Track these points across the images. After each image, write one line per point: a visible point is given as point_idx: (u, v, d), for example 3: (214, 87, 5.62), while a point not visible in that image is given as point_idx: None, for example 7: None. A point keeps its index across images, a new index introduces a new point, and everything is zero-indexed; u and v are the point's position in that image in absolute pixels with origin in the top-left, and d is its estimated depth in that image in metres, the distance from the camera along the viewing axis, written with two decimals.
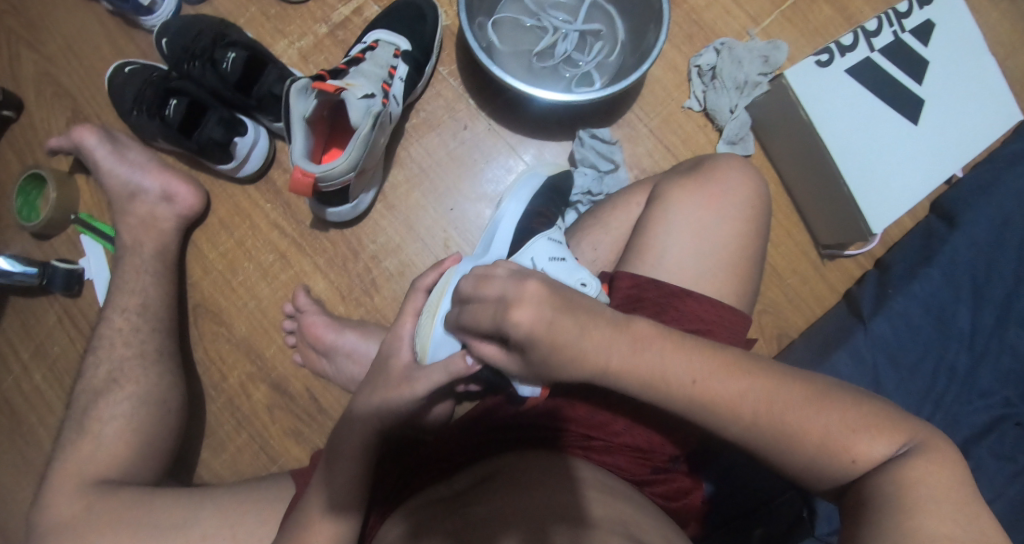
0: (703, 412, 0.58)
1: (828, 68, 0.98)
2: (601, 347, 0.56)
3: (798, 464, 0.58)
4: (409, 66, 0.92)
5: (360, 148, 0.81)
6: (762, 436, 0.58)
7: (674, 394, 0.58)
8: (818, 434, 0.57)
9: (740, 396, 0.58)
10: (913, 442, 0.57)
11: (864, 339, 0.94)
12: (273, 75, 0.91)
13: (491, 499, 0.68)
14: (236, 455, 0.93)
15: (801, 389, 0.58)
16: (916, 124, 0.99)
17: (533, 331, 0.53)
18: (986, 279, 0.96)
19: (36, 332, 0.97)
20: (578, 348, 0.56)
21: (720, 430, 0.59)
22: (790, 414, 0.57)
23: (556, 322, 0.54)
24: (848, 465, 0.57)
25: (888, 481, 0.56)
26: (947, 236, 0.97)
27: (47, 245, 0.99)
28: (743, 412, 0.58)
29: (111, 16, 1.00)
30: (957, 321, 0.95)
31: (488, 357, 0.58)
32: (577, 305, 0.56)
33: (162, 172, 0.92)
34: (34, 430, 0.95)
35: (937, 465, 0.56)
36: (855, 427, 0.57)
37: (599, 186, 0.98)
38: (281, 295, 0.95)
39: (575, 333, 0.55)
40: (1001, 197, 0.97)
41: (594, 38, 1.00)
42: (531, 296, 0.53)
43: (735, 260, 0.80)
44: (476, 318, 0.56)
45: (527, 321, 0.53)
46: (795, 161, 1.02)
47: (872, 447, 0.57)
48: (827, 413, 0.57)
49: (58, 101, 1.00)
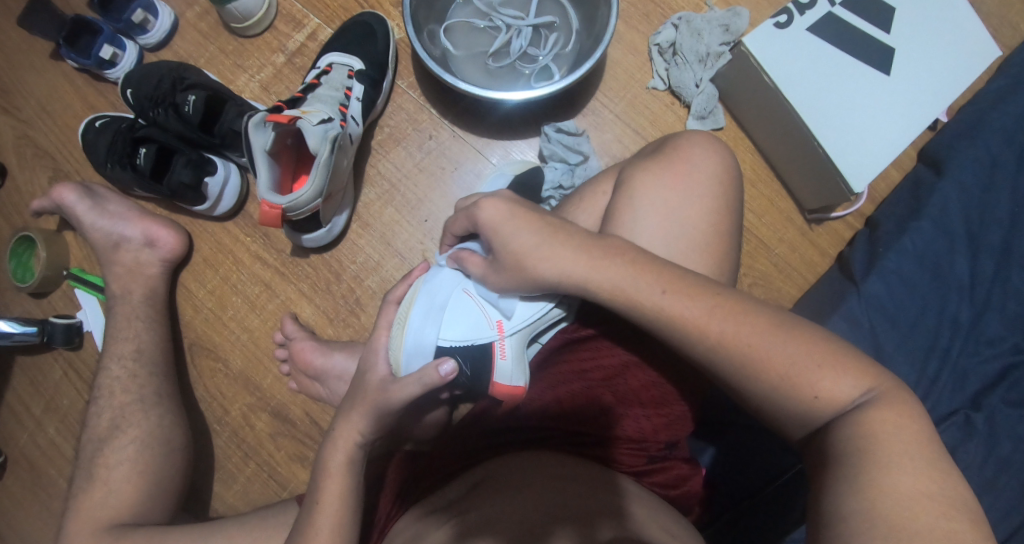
0: (670, 327, 0.61)
1: (788, 28, 0.96)
2: (560, 255, 0.65)
3: (766, 395, 0.58)
4: (364, 85, 0.93)
5: (323, 173, 0.83)
6: (726, 358, 0.58)
7: (641, 307, 0.62)
8: (784, 365, 0.57)
9: (707, 315, 0.59)
10: (876, 389, 0.55)
11: (859, 300, 0.92)
12: (233, 111, 0.93)
13: (481, 506, 0.69)
14: (247, 485, 0.95)
15: (768, 319, 0.59)
16: (888, 73, 0.97)
17: (495, 222, 0.67)
18: (979, 225, 0.94)
19: (45, 387, 1.01)
20: (540, 250, 0.65)
21: (689, 351, 0.61)
22: (753, 339, 0.58)
23: (519, 220, 0.66)
24: (812, 403, 0.56)
25: (850, 427, 0.55)
26: (936, 184, 0.95)
27: (45, 302, 1.02)
28: (710, 331, 0.59)
29: (77, 72, 1.02)
30: (954, 272, 0.93)
31: (473, 269, 0.71)
32: (550, 217, 0.68)
33: (141, 219, 0.94)
34: (54, 481, 0.99)
35: (904, 419, 0.54)
36: (824, 360, 0.56)
37: (570, 179, 0.98)
38: (271, 325, 0.97)
39: (534, 233, 0.66)
40: (986, 140, 0.95)
41: (548, 31, 1.00)
42: (498, 197, 0.67)
43: (707, 238, 0.79)
44: (457, 224, 0.71)
45: (491, 211, 0.67)
46: (764, 126, 1.02)
47: (835, 386, 0.55)
48: (795, 345, 0.57)
49: (38, 162, 1.02)
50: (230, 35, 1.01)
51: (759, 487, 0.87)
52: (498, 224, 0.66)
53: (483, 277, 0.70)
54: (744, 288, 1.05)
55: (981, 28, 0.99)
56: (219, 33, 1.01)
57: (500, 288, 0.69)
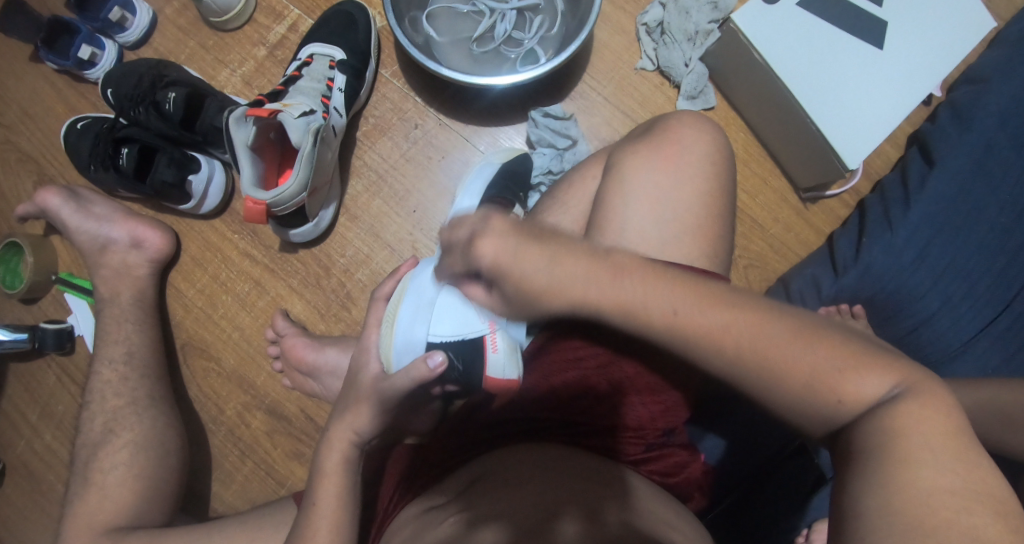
0: (684, 348, 0.52)
1: (777, 4, 0.94)
2: (580, 285, 0.52)
3: (785, 401, 0.51)
4: (347, 75, 0.91)
5: (307, 166, 0.81)
6: (745, 375, 0.51)
7: (655, 329, 0.52)
8: (805, 372, 0.49)
9: (725, 327, 0.51)
10: (904, 382, 0.48)
11: (852, 272, 0.89)
12: (214, 107, 0.92)
13: (482, 500, 0.67)
14: (244, 484, 0.94)
15: (787, 325, 0.51)
16: (881, 47, 0.94)
17: (498, 263, 0.51)
18: (984, 196, 0.89)
19: (39, 393, 1.00)
20: (554, 282, 0.51)
21: (705, 365, 0.52)
22: (772, 351, 0.50)
23: (524, 251, 0.51)
24: (834, 408, 0.49)
25: (882, 429, 0.47)
26: (939, 153, 0.91)
27: (36, 308, 1.01)
28: (728, 345, 0.51)
29: (57, 74, 1.01)
30: (958, 244, 0.88)
31: (475, 302, 0.55)
32: (552, 233, 0.53)
33: (126, 220, 0.93)
34: (52, 487, 0.98)
35: (932, 411, 0.47)
36: (846, 364, 0.49)
37: (559, 164, 0.96)
38: (262, 323, 0.96)
39: (547, 266, 0.51)
40: (989, 106, 0.90)
41: (532, 14, 0.98)
42: (496, 226, 0.51)
43: (699, 220, 0.78)
44: (449, 261, 0.54)
45: (491, 250, 0.51)
46: (754, 104, 1.00)
47: (861, 385, 0.48)
48: (816, 350, 0.50)
49: (22, 166, 1.01)
50: (209, 29, 0.99)
51: (759, 472, 0.87)
52: (503, 266, 0.51)
53: (491, 308, 0.55)
54: (740, 268, 1.03)
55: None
56: (198, 28, 1.00)
57: (512, 317, 0.55)
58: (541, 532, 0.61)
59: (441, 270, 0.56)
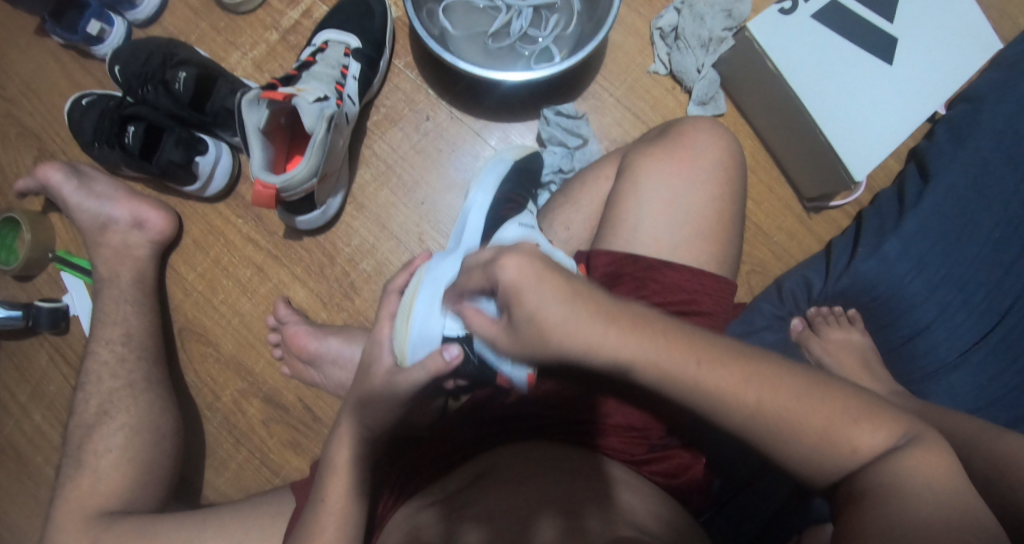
0: (697, 403, 0.51)
1: (791, 15, 0.94)
2: (594, 326, 0.49)
3: (796, 453, 0.50)
4: (361, 64, 0.91)
5: (319, 152, 0.81)
6: (760, 430, 0.51)
7: (672, 381, 0.50)
8: (820, 423, 0.50)
9: (742, 381, 0.50)
10: (905, 434, 0.50)
11: (845, 276, 0.90)
12: (225, 89, 0.90)
13: (486, 497, 0.65)
14: (238, 472, 0.93)
15: (799, 382, 0.51)
16: (891, 62, 0.95)
17: (518, 283, 0.48)
18: (981, 208, 0.89)
19: (30, 372, 0.98)
20: (572, 322, 0.49)
21: (719, 421, 0.51)
22: (784, 411, 0.50)
23: (548, 279, 0.49)
24: (844, 457, 0.50)
25: (887, 473, 0.48)
26: (941, 162, 0.91)
27: (30, 286, 0.99)
28: (746, 400, 0.50)
29: (63, 48, 0.99)
30: (955, 256, 0.89)
31: (478, 329, 0.53)
32: (576, 278, 0.51)
33: (129, 200, 0.91)
34: (39, 469, 0.96)
35: (937, 456, 0.49)
36: (852, 418, 0.50)
37: (570, 162, 0.96)
38: (263, 309, 0.95)
39: (563, 303, 0.49)
40: (992, 120, 0.91)
41: (549, 12, 0.98)
42: (524, 251, 0.49)
43: (710, 224, 0.78)
44: (471, 278, 0.53)
45: (513, 267, 0.48)
46: (767, 112, 1.00)
47: (866, 434, 0.50)
48: (828, 405, 0.51)
49: (23, 141, 0.99)
50: (222, 11, 0.98)
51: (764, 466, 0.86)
52: (523, 286, 0.48)
53: (491, 340, 0.52)
54: (743, 275, 1.03)
55: (984, 18, 0.98)
56: (210, 9, 0.99)
57: (513, 356, 0.52)
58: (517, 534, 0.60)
59: (457, 290, 0.56)
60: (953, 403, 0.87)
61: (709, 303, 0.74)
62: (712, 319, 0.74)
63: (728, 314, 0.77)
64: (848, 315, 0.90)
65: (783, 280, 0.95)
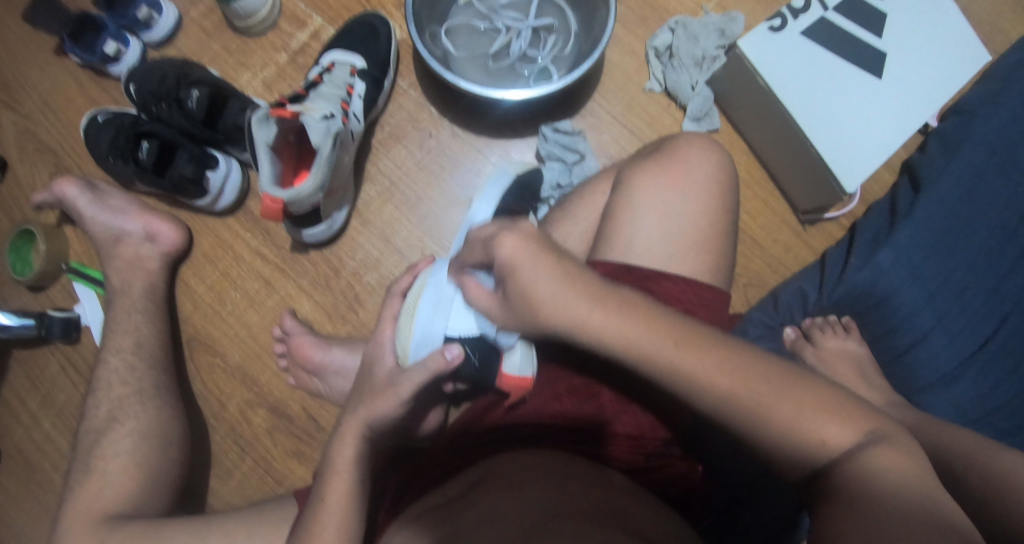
0: (671, 382, 0.54)
1: (782, 32, 0.96)
2: (574, 299, 0.56)
3: (766, 439, 0.51)
4: (367, 84, 0.94)
5: (325, 168, 0.84)
6: (733, 412, 0.52)
7: (649, 360, 0.54)
8: (792, 412, 0.51)
9: (716, 367, 0.53)
10: (876, 431, 0.50)
11: (840, 287, 0.93)
12: (236, 107, 0.94)
13: (482, 501, 0.66)
14: (242, 481, 0.95)
15: (771, 372, 0.52)
16: (880, 77, 0.98)
17: (513, 258, 0.57)
18: (974, 220, 0.91)
19: (41, 381, 1.01)
20: (557, 296, 0.57)
21: (692, 403, 0.54)
22: (754, 397, 0.51)
23: (538, 259, 0.57)
24: (814, 448, 0.50)
25: (852, 474, 0.48)
26: (936, 176, 0.92)
27: (43, 296, 1.02)
28: (715, 382, 0.52)
29: (80, 68, 1.03)
30: (950, 267, 0.90)
31: (476, 300, 0.62)
32: (568, 259, 0.59)
33: (142, 213, 0.94)
34: (48, 476, 0.99)
35: (900, 455, 0.49)
36: (819, 412, 0.50)
37: (568, 178, 0.99)
38: (270, 321, 0.98)
39: (553, 280, 0.57)
40: (984, 134, 0.92)
41: (547, 33, 1.02)
42: (520, 230, 0.58)
43: (703, 235, 0.80)
44: (472, 251, 0.61)
45: (510, 243, 0.57)
46: (759, 129, 1.03)
47: (836, 431, 0.50)
48: (800, 396, 0.51)
49: (39, 156, 1.03)
50: (233, 33, 1.02)
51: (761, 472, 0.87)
52: (516, 262, 0.57)
53: (488, 310, 0.61)
54: (740, 288, 1.06)
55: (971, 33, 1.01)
56: (223, 31, 1.02)
57: (505, 325, 0.61)
58: (536, 530, 0.60)
59: (460, 262, 0.63)
60: (952, 413, 0.89)
61: (704, 313, 0.77)
62: (707, 328, 0.77)
63: (723, 325, 0.79)
64: (843, 324, 0.93)
65: (779, 292, 0.97)
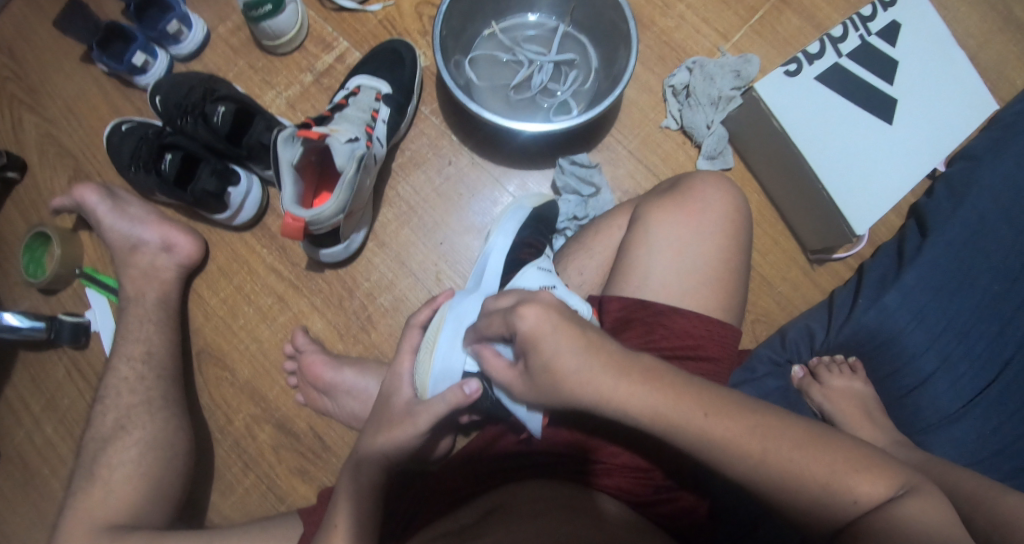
0: (704, 454, 0.55)
1: (797, 77, 1.00)
2: (599, 374, 0.56)
3: (800, 504, 0.53)
4: (391, 109, 0.96)
5: (347, 190, 0.85)
6: (770, 480, 0.54)
7: (680, 430, 0.55)
8: (826, 470, 0.53)
9: (746, 432, 0.54)
10: (905, 484, 0.53)
11: (846, 327, 0.94)
12: (262, 125, 0.95)
13: (495, 532, 0.68)
14: (244, 496, 0.95)
15: (803, 432, 0.55)
16: (890, 122, 1.01)
17: (536, 332, 0.56)
18: (979, 265, 0.94)
19: (46, 385, 1.01)
20: (582, 372, 0.56)
21: (726, 473, 0.55)
22: (791, 460, 0.53)
23: (561, 330, 0.56)
24: (847, 507, 0.53)
25: (886, 521, 0.51)
26: (944, 219, 0.95)
27: (54, 300, 1.02)
28: (753, 450, 0.54)
29: (106, 76, 1.05)
30: (955, 311, 0.93)
31: (495, 374, 0.61)
32: (589, 328, 0.58)
33: (160, 224, 0.95)
34: (47, 481, 0.98)
35: (928, 503, 0.52)
36: (851, 470, 0.53)
37: (584, 210, 1.01)
38: (281, 337, 0.98)
39: (577, 353, 0.56)
40: (990, 181, 0.95)
41: (569, 68, 1.04)
42: (541, 303, 0.57)
43: (716, 273, 0.82)
44: (491, 325, 0.60)
45: (533, 317, 0.56)
46: (771, 172, 1.05)
47: (870, 486, 0.53)
48: (831, 457, 0.54)
49: (60, 160, 1.04)
50: (260, 51, 1.04)
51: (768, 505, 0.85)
52: (540, 336, 0.55)
53: (509, 384, 0.60)
54: (748, 325, 1.07)
55: (978, 82, 1.05)
56: (250, 49, 1.04)
57: (527, 399, 0.60)
58: None
59: (478, 333, 0.63)
60: (956, 455, 0.89)
61: (714, 349, 0.78)
62: (718, 364, 0.78)
63: (732, 362, 0.80)
64: (849, 364, 0.94)
65: (787, 329, 0.99)
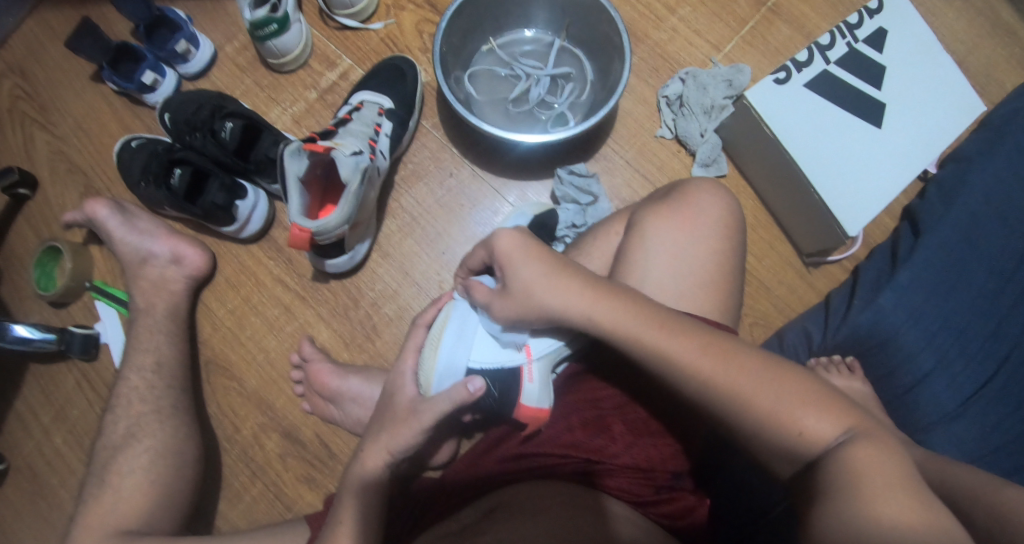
0: (658, 365, 0.64)
1: (786, 84, 1.03)
2: (563, 288, 0.68)
3: (744, 423, 0.60)
4: (393, 123, 0.99)
5: (352, 202, 0.88)
6: (715, 396, 0.61)
7: (635, 341, 0.65)
8: (771, 398, 0.59)
9: (696, 351, 0.63)
10: (854, 428, 0.57)
11: (843, 328, 0.97)
12: (269, 141, 0.98)
13: (497, 527, 0.71)
14: (252, 504, 0.96)
15: (753, 358, 0.62)
16: (879, 126, 1.04)
17: (508, 250, 0.69)
18: (972, 265, 0.96)
19: (56, 396, 1.03)
20: (548, 285, 0.68)
21: (677, 385, 0.64)
22: (735, 379, 0.61)
23: (530, 250, 0.69)
24: (791, 436, 0.58)
25: (839, 465, 0.55)
26: (938, 219, 0.98)
27: (65, 312, 1.05)
28: (702, 367, 0.62)
29: (116, 95, 1.08)
30: (949, 309, 0.95)
31: (479, 296, 0.73)
32: (557, 256, 0.71)
33: (169, 236, 0.98)
34: (56, 492, 1.00)
35: (880, 453, 0.55)
36: (793, 397, 0.59)
37: (582, 219, 1.04)
38: (288, 347, 1.01)
39: (542, 270, 0.68)
40: (981, 183, 0.98)
41: (565, 81, 1.08)
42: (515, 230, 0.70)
43: (711, 275, 0.85)
44: (476, 255, 0.74)
45: (506, 240, 0.69)
46: (765, 178, 1.08)
47: (816, 422, 0.57)
48: (776, 381, 0.60)
49: (70, 177, 1.07)
50: (267, 69, 1.08)
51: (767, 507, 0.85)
52: (511, 253, 0.68)
53: (488, 303, 0.72)
54: (745, 329, 1.09)
55: (965, 85, 1.08)
56: (256, 67, 1.08)
57: (504, 315, 0.71)
58: None
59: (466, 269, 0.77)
60: (958, 453, 0.91)
61: None
62: None
63: None
64: (847, 364, 0.96)
65: (785, 333, 1.04)
